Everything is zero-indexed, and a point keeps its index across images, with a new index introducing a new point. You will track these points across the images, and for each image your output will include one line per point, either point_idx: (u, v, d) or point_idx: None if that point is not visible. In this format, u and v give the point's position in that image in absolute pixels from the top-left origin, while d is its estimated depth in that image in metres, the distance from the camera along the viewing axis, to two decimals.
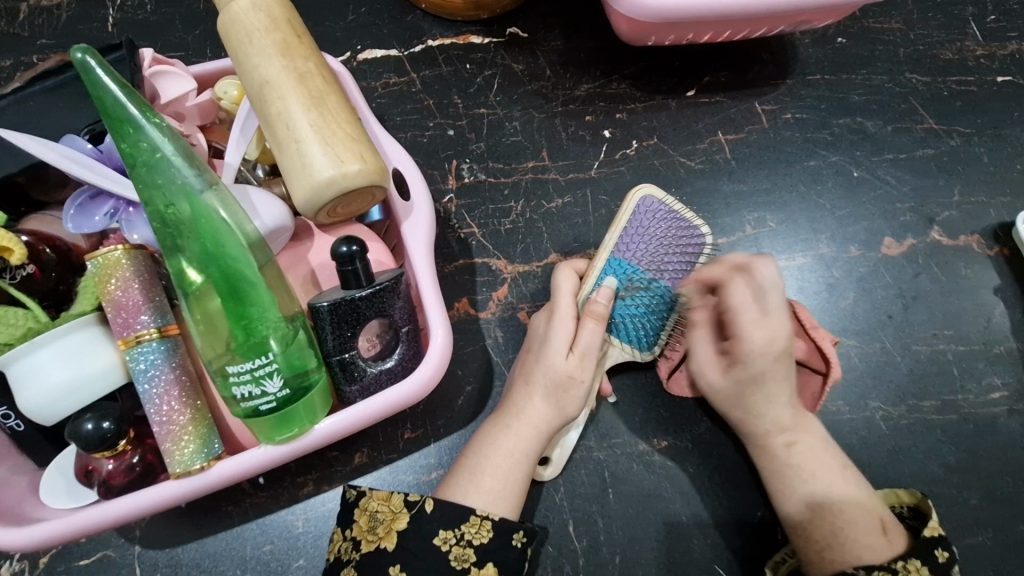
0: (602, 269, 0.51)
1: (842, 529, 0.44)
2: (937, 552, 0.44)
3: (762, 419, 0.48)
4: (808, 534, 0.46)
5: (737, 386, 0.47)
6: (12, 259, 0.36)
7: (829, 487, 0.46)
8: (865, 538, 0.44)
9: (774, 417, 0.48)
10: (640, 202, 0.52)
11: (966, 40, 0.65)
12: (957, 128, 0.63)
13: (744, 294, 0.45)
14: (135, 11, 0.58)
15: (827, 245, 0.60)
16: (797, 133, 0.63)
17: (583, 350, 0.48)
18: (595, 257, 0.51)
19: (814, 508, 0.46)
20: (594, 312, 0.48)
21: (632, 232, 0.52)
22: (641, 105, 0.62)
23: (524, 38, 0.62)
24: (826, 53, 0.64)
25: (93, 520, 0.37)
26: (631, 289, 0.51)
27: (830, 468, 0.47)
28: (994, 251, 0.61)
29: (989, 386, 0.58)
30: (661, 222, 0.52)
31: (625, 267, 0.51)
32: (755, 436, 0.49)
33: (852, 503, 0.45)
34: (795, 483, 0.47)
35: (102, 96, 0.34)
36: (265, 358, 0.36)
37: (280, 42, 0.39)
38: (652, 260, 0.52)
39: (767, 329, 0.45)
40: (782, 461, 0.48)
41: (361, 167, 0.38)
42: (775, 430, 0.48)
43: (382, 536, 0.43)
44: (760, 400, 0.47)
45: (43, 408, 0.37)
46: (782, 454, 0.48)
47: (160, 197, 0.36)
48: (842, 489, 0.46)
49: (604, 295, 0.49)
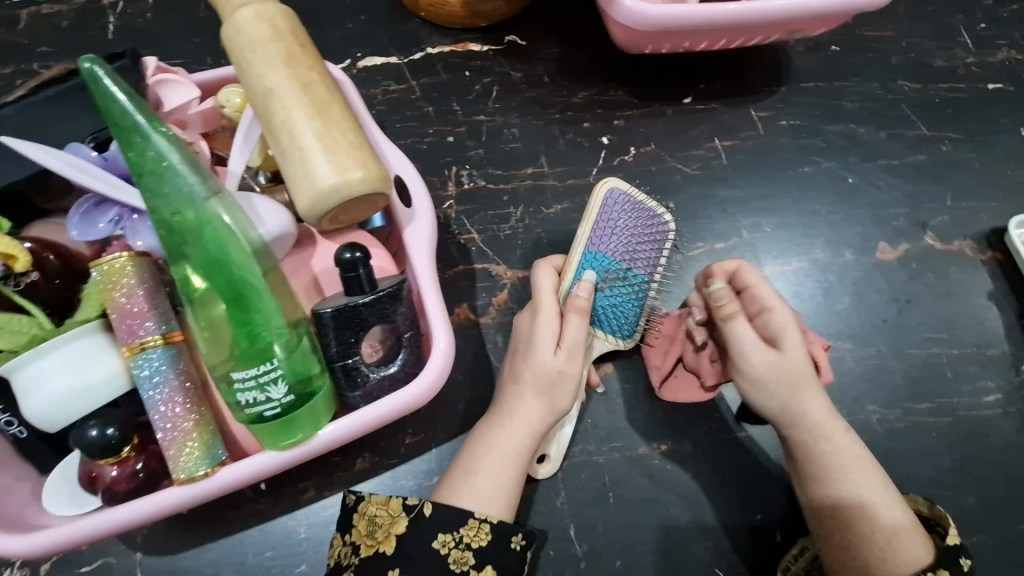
0: (579, 263, 0.51)
1: (892, 525, 0.45)
2: (961, 560, 0.45)
3: (812, 403, 0.49)
4: (864, 525, 0.46)
5: (790, 363, 0.49)
6: (16, 265, 0.37)
7: (871, 477, 0.47)
8: (909, 531, 0.45)
9: (818, 394, 0.49)
10: (607, 195, 0.51)
11: (957, 49, 0.66)
12: (950, 135, 0.64)
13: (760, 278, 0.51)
14: (137, 19, 0.60)
15: (822, 250, 0.61)
16: (792, 139, 0.64)
17: (570, 345, 0.48)
18: (571, 252, 0.51)
19: (865, 500, 0.46)
20: (576, 306, 0.49)
21: (603, 225, 0.51)
22: (639, 111, 0.63)
23: (522, 46, 0.63)
24: (819, 60, 0.65)
25: (96, 527, 0.37)
26: (609, 281, 0.51)
27: (866, 467, 0.48)
28: (987, 255, 0.62)
29: (983, 389, 0.58)
30: (628, 213, 0.51)
31: (601, 259, 0.51)
32: (818, 415, 0.49)
33: (897, 498, 0.47)
34: (843, 480, 0.47)
35: (110, 106, 0.35)
36: (269, 364, 0.36)
37: (284, 52, 0.39)
38: (626, 251, 0.52)
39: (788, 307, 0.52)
40: (838, 451, 0.48)
41: (363, 175, 0.38)
42: (823, 416, 0.49)
43: (381, 540, 0.43)
44: (805, 370, 0.49)
45: (51, 415, 0.37)
46: (836, 447, 0.48)
47: (166, 205, 0.36)
48: (880, 489, 0.47)
49: (584, 288, 0.49)
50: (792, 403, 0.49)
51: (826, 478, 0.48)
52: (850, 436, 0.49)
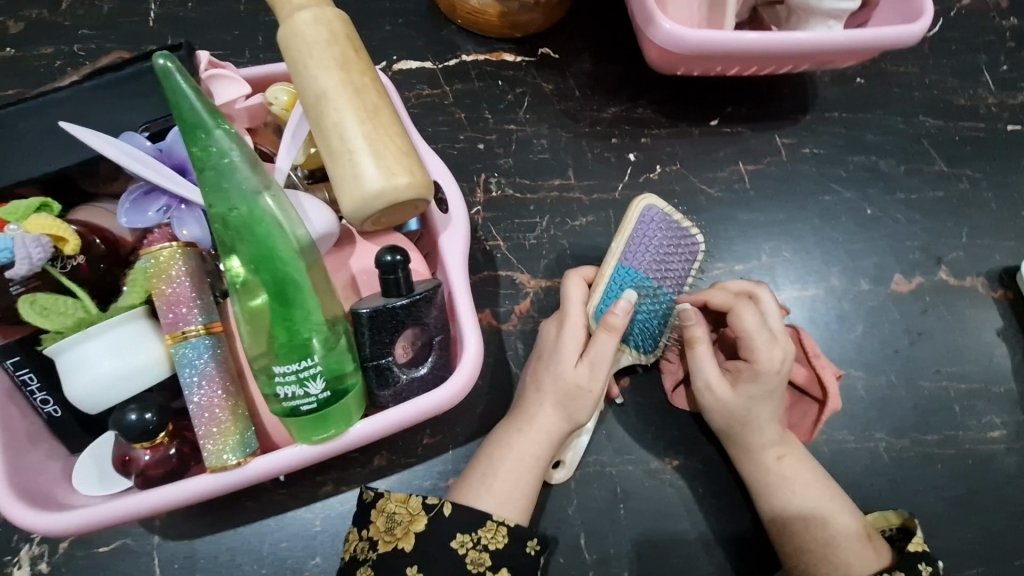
0: (611, 277, 0.51)
1: (830, 544, 0.48)
2: (921, 565, 0.48)
3: (759, 434, 0.51)
4: (795, 541, 0.49)
5: (743, 402, 0.51)
6: (66, 248, 0.38)
7: (809, 498, 0.50)
8: (848, 545, 0.48)
9: (771, 428, 0.51)
10: (644, 211, 0.52)
11: (979, 88, 0.68)
12: (968, 173, 0.66)
13: (755, 318, 0.50)
14: (178, 8, 0.61)
15: (838, 278, 0.63)
16: (814, 168, 0.65)
17: (591, 359, 0.49)
18: (604, 265, 0.51)
19: (800, 521, 0.50)
20: (609, 324, 0.48)
21: (637, 241, 0.52)
22: (666, 130, 0.64)
23: (555, 59, 0.65)
24: (844, 92, 0.67)
25: (126, 510, 0.37)
26: (639, 297, 0.52)
27: (809, 483, 0.51)
28: (998, 293, 0.63)
29: (988, 424, 0.60)
30: (663, 231, 0.52)
31: (632, 274, 0.52)
32: (763, 443, 0.51)
33: (838, 516, 0.49)
34: (783, 494, 0.50)
35: (180, 103, 0.35)
36: (309, 360, 0.37)
37: (339, 56, 0.40)
38: (657, 268, 0.53)
39: (779, 350, 0.50)
40: (777, 473, 0.51)
41: (409, 181, 0.39)
42: (767, 444, 0.51)
43: (400, 537, 0.44)
44: (764, 407, 0.51)
45: (94, 396, 0.38)
46: (773, 467, 0.51)
47: (222, 201, 0.37)
48: (825, 502, 0.50)
49: (622, 308, 0.48)
50: (736, 431, 0.51)
51: (763, 500, 0.51)
52: (791, 462, 0.51)
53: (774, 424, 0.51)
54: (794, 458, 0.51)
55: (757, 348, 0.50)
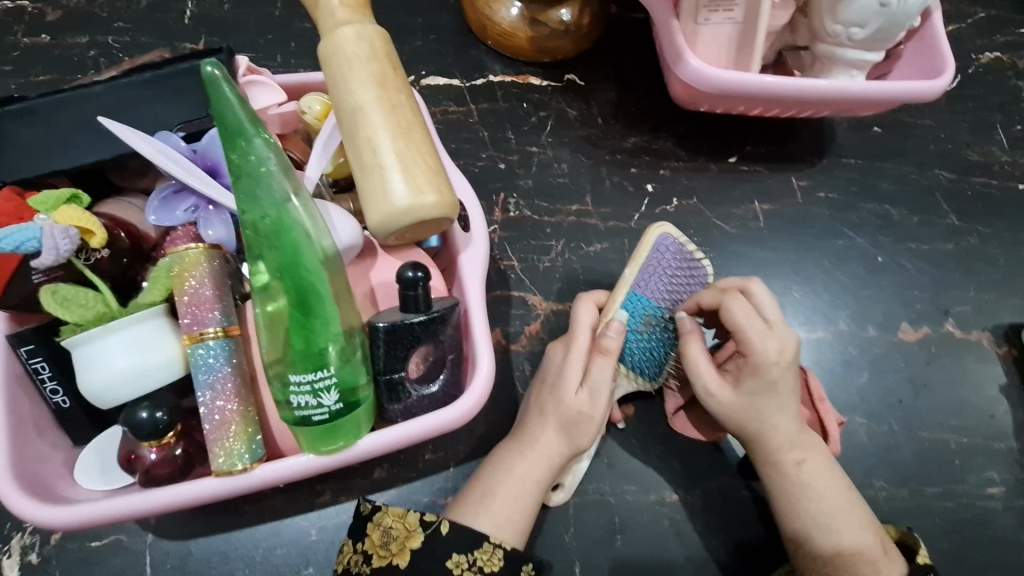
0: (623, 303, 0.52)
1: (841, 555, 0.47)
2: None
3: (773, 434, 0.49)
4: (814, 552, 0.48)
5: (747, 402, 0.49)
6: (92, 241, 0.39)
7: (827, 508, 0.48)
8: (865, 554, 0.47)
9: (784, 421, 0.50)
10: (659, 239, 0.54)
11: (992, 146, 0.69)
12: (978, 228, 0.67)
13: (745, 310, 0.50)
14: (214, 8, 0.62)
15: (846, 322, 0.63)
16: (828, 212, 0.66)
17: (594, 384, 0.49)
18: (617, 290, 0.52)
19: (818, 529, 0.48)
20: (604, 347, 0.49)
21: (650, 269, 0.53)
22: (684, 164, 0.65)
23: (580, 86, 0.66)
24: (861, 139, 0.68)
25: (128, 508, 0.37)
26: (648, 324, 0.53)
27: (829, 490, 0.49)
28: (1003, 349, 0.63)
29: (987, 480, 0.60)
30: (675, 259, 0.55)
31: (644, 302, 0.53)
32: (779, 443, 0.49)
33: (852, 528, 0.48)
34: (802, 503, 0.49)
35: (225, 111, 0.36)
36: (325, 371, 0.38)
37: (378, 73, 0.41)
38: (667, 296, 0.54)
39: (773, 340, 0.49)
40: (795, 479, 0.49)
41: (436, 200, 0.40)
42: (784, 446, 0.49)
43: (396, 553, 0.44)
44: (773, 402, 0.49)
45: (108, 392, 0.38)
46: (792, 473, 0.49)
47: (255, 208, 0.37)
48: (843, 511, 0.48)
49: (614, 329, 0.49)
50: (753, 431, 0.50)
51: (778, 509, 0.50)
52: (810, 467, 0.49)
53: (790, 421, 0.50)
54: (814, 463, 0.50)
55: (751, 339, 0.49)
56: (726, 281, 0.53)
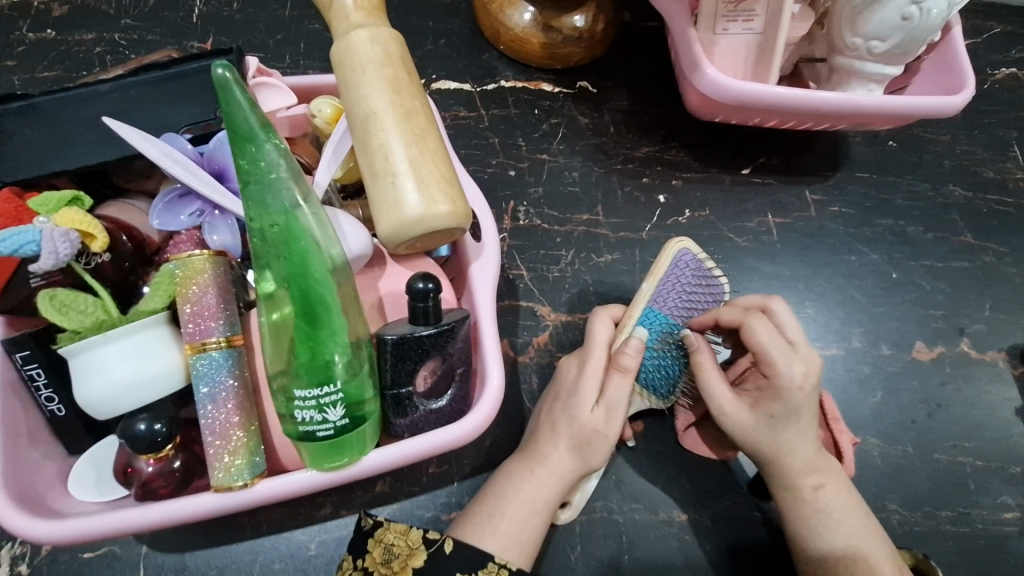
0: (639, 318, 0.50)
1: None
2: None
3: (793, 458, 0.48)
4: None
5: (766, 425, 0.48)
6: (93, 244, 0.37)
7: (844, 533, 0.47)
8: None
9: (804, 446, 0.48)
10: (677, 255, 0.53)
11: (1008, 162, 0.68)
12: (993, 246, 0.65)
13: (768, 331, 0.48)
14: (222, 7, 0.61)
15: (859, 339, 0.62)
16: (842, 227, 0.65)
17: (609, 402, 0.48)
18: (633, 305, 0.51)
19: (836, 555, 0.47)
20: (621, 364, 0.48)
21: (667, 284, 0.52)
22: (697, 175, 0.64)
23: (592, 93, 0.65)
24: (876, 153, 0.67)
25: (122, 523, 0.35)
26: (665, 341, 0.51)
27: (846, 515, 0.48)
28: (1019, 370, 0.62)
29: (1003, 504, 0.58)
30: (693, 275, 0.53)
31: (661, 318, 0.51)
32: (798, 468, 0.48)
33: (870, 555, 0.47)
34: (819, 528, 0.48)
35: (233, 112, 0.34)
36: (332, 385, 0.36)
37: (391, 78, 0.40)
38: (684, 312, 0.53)
39: (798, 362, 0.47)
40: (812, 503, 0.48)
41: (449, 210, 0.39)
42: (802, 470, 0.48)
43: (397, 571, 0.42)
44: (794, 427, 0.48)
45: (106, 402, 0.36)
46: (810, 497, 0.48)
47: (264, 216, 0.36)
48: (861, 537, 0.47)
49: (634, 346, 0.48)
50: (771, 456, 0.48)
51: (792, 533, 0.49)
52: (829, 492, 0.48)
53: (810, 446, 0.48)
54: (833, 487, 0.48)
55: (775, 361, 0.47)
56: (747, 299, 0.52)
